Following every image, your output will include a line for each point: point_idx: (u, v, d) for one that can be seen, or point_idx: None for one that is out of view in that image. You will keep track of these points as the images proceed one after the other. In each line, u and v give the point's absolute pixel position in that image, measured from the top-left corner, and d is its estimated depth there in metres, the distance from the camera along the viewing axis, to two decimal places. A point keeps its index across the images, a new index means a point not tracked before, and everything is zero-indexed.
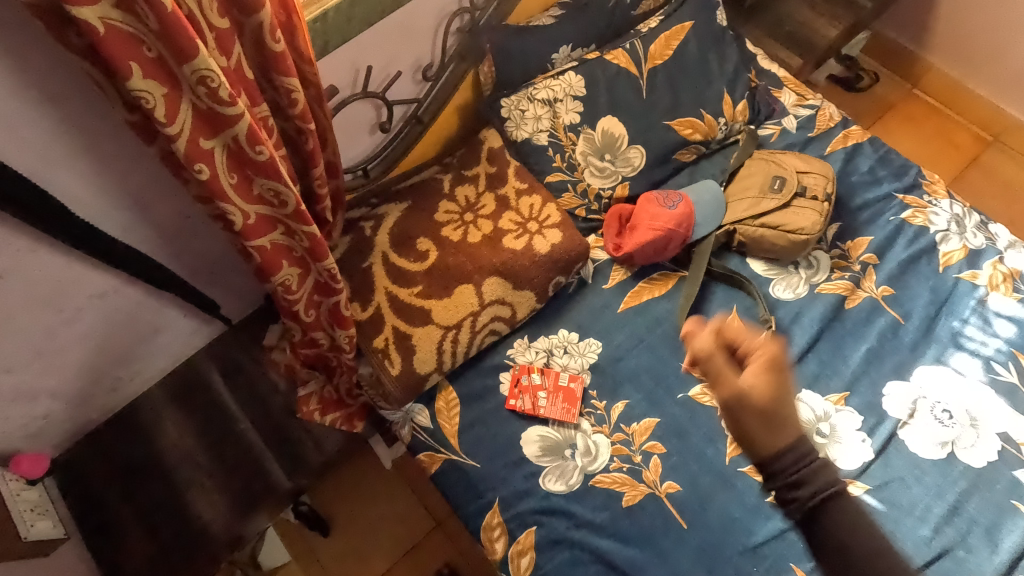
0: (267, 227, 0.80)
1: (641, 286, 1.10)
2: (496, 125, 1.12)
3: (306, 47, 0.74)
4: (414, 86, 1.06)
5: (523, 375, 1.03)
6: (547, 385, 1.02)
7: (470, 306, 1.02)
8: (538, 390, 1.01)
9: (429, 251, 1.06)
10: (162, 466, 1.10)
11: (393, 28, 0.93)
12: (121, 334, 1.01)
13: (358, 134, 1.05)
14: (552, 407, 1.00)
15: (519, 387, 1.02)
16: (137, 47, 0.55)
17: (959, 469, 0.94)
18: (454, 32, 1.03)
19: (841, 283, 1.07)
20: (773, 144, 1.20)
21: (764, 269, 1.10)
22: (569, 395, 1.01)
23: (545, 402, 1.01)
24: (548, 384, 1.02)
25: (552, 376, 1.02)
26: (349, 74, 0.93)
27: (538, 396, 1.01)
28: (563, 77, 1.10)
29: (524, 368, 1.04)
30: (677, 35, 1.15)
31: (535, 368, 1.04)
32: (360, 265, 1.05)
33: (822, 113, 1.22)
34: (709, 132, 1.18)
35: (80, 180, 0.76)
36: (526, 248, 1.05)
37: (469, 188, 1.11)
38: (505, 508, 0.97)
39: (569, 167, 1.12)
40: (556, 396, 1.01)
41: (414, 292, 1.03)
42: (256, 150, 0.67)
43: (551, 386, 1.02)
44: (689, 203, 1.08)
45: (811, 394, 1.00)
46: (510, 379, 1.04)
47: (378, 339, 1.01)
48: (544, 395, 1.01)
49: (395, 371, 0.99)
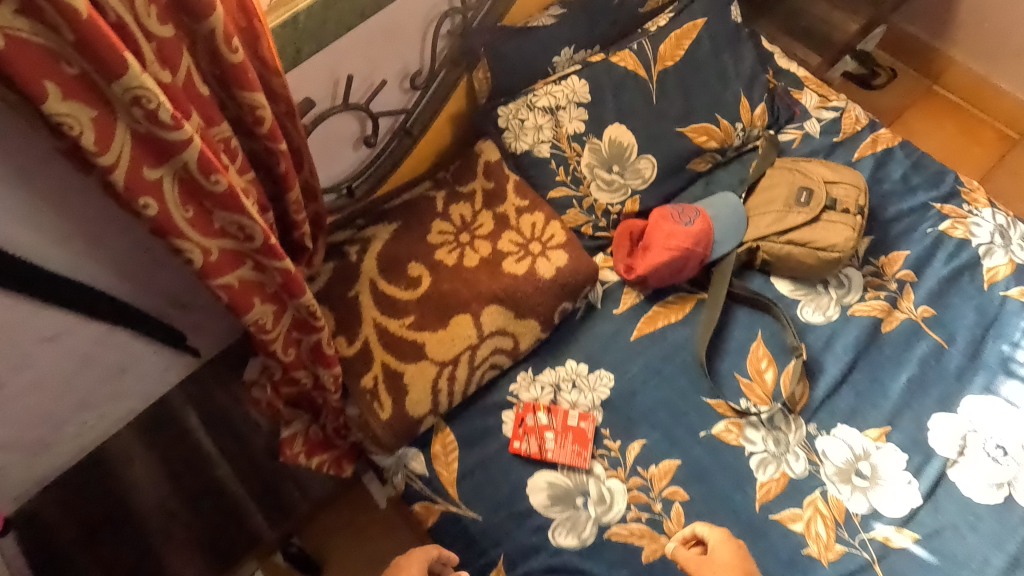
0: (234, 264, 0.70)
1: (656, 311, 1.00)
2: (493, 136, 1.02)
3: (272, 57, 0.64)
4: (401, 96, 0.95)
5: (528, 415, 0.93)
6: (555, 425, 0.92)
7: (468, 338, 0.92)
8: (545, 430, 0.92)
9: (422, 277, 0.96)
10: (133, 518, 1.02)
11: (375, 33, 0.83)
12: (81, 377, 0.91)
13: (340, 149, 0.95)
14: (561, 451, 0.90)
15: (524, 428, 0.92)
16: (53, 62, 0.46)
17: (1018, 514, 0.84)
18: (444, 35, 0.93)
19: (877, 303, 0.97)
20: (796, 150, 1.10)
21: (791, 289, 1.00)
22: (579, 436, 0.91)
23: (553, 444, 0.91)
24: (556, 424, 0.92)
25: (560, 416, 0.92)
26: (327, 85, 0.83)
27: (546, 438, 0.91)
28: (565, 82, 1.00)
29: (529, 407, 0.94)
30: (689, 33, 1.05)
31: (541, 406, 0.94)
32: (346, 294, 0.94)
33: (847, 115, 1.12)
34: (726, 138, 1.08)
35: (13, 212, 0.66)
36: (529, 272, 0.95)
37: (464, 206, 1.01)
38: (512, 565, 0.87)
39: (573, 181, 1.02)
40: (565, 438, 0.91)
41: (405, 324, 0.93)
42: (211, 179, 0.57)
43: (560, 426, 0.92)
44: (707, 219, 0.98)
45: (848, 430, 0.90)
46: (514, 418, 0.94)
47: (366, 378, 0.90)
48: (552, 436, 0.91)
49: (386, 414, 0.89)
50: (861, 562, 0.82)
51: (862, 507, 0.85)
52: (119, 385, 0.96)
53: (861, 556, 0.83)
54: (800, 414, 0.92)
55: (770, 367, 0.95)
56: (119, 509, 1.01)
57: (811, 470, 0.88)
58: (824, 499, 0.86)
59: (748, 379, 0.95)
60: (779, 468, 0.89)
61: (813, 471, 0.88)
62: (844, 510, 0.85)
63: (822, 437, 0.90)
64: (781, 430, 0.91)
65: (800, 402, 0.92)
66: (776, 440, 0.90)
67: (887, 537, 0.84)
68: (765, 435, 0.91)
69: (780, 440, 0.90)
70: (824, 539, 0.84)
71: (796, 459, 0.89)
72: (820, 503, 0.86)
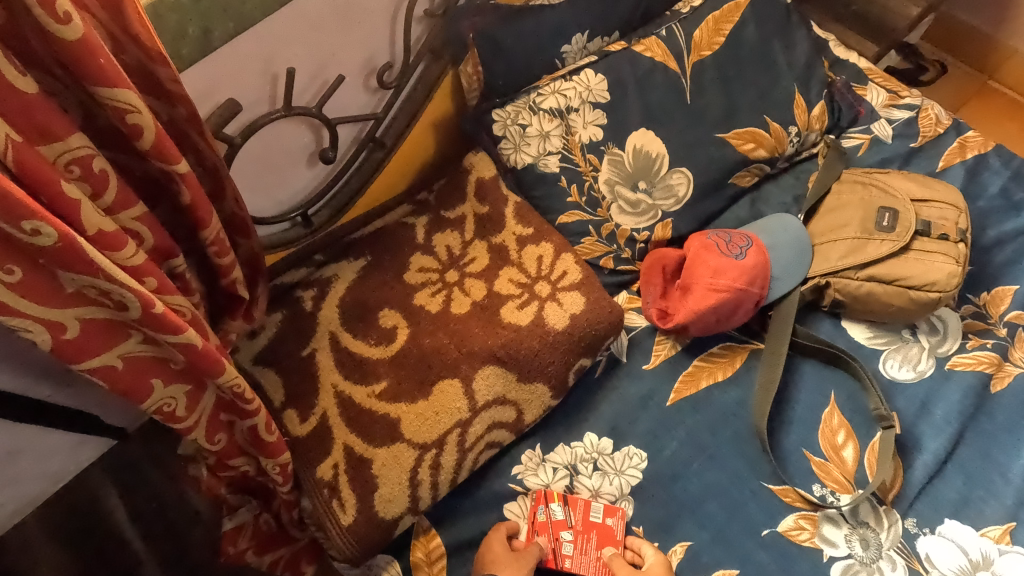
0: (111, 339, 0.48)
1: (697, 366, 0.79)
2: (487, 147, 0.81)
3: (151, 37, 0.43)
4: (367, 98, 0.74)
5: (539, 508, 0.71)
6: (575, 523, 0.70)
7: (457, 412, 0.70)
8: (563, 530, 0.69)
9: (396, 329, 0.74)
10: None
11: (325, 12, 0.62)
12: None
13: (289, 168, 0.73)
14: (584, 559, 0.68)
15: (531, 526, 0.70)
16: None
17: None
18: (421, 17, 0.72)
19: (983, 355, 0.76)
20: (862, 159, 0.89)
21: (869, 337, 0.78)
22: (606, 537, 0.69)
23: (571, 549, 0.69)
24: (576, 521, 0.70)
25: (582, 510, 0.70)
26: (260, 82, 0.61)
27: (563, 540, 0.69)
28: (577, 77, 0.79)
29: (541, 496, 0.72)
30: (730, 16, 0.84)
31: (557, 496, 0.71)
32: (299, 353, 0.73)
33: (925, 115, 0.90)
34: (778, 146, 0.86)
35: None
36: (536, 321, 0.73)
37: (453, 236, 0.80)
38: None
39: (590, 203, 0.80)
40: (588, 540, 0.69)
41: (374, 392, 0.71)
42: (28, 227, 0.35)
43: (582, 525, 0.70)
44: (761, 249, 0.77)
45: (958, 527, 0.68)
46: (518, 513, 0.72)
47: (323, 467, 0.69)
48: (571, 539, 0.69)
49: (347, 517, 0.67)
50: None
51: None
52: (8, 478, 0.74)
53: None
54: (894, 505, 0.70)
55: (849, 442, 0.73)
56: None
57: None
58: None
59: (822, 459, 0.73)
60: None
61: None
62: None
63: (926, 537, 0.68)
64: (870, 527, 0.69)
65: (892, 489, 0.70)
66: (863, 541, 0.68)
67: None
68: (848, 534, 0.69)
69: (869, 540, 0.68)
70: None
71: (893, 568, 0.67)
72: None
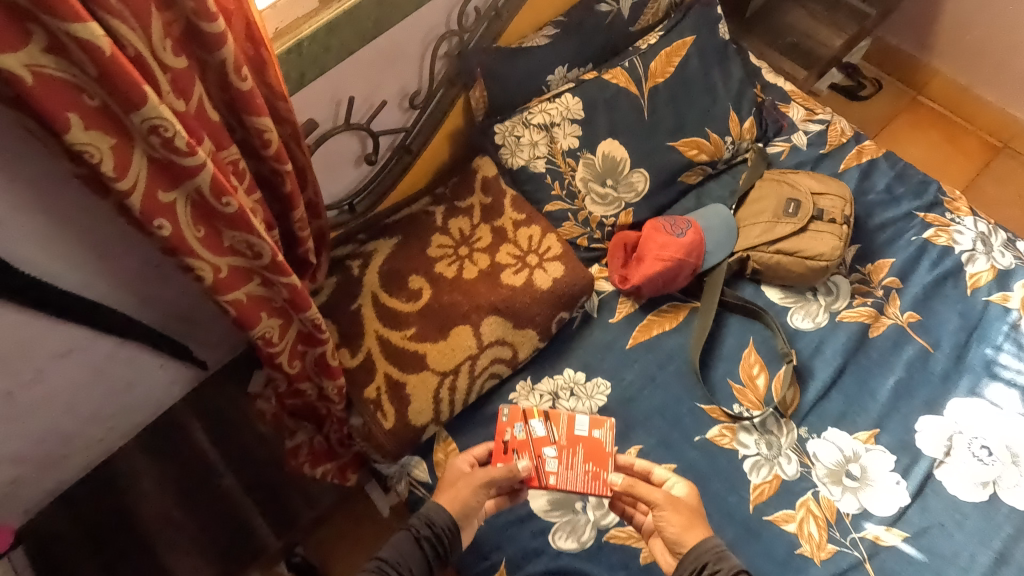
0: (242, 279, 0.72)
1: (651, 320, 1.03)
2: (490, 152, 1.05)
3: (278, 82, 0.67)
4: (401, 115, 0.99)
5: (521, 425, 0.82)
6: (558, 437, 0.81)
7: (468, 349, 0.95)
8: (547, 445, 0.81)
9: (422, 289, 0.98)
10: (141, 529, 1.02)
11: (376, 57, 0.86)
12: (93, 390, 0.93)
13: (342, 167, 0.98)
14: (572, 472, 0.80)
15: (511, 444, 0.81)
16: (76, 95, 0.48)
17: (1003, 513, 0.86)
18: (442, 57, 0.96)
19: (864, 310, 1.00)
20: (783, 163, 1.13)
21: (781, 297, 1.03)
22: (593, 452, 0.81)
23: (554, 465, 0.80)
24: (557, 436, 0.81)
25: (566, 425, 0.82)
26: (329, 107, 0.86)
27: (548, 453, 0.81)
28: (559, 100, 1.04)
29: (523, 414, 0.83)
30: (678, 51, 1.09)
31: (539, 413, 0.83)
32: (350, 307, 0.97)
33: (833, 128, 1.16)
34: (716, 151, 1.11)
35: (30, 239, 0.67)
36: (527, 283, 0.98)
37: (463, 220, 1.04)
38: (514, 569, 0.88)
39: (569, 195, 1.05)
40: (573, 453, 0.81)
41: (407, 335, 0.95)
42: (223, 202, 0.60)
43: (565, 438, 0.81)
44: (698, 230, 1.01)
45: (837, 433, 0.93)
46: (500, 430, 0.82)
47: (370, 388, 0.93)
48: (556, 452, 0.80)
49: (389, 423, 0.92)
50: (852, 560, 0.85)
51: (852, 507, 0.88)
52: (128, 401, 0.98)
53: (851, 555, 0.85)
54: (792, 418, 0.95)
55: (762, 373, 0.98)
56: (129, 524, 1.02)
57: (803, 471, 0.91)
58: (816, 500, 0.89)
59: (740, 385, 0.97)
60: (771, 471, 0.91)
61: (804, 473, 0.91)
62: (835, 511, 0.88)
63: (813, 440, 0.93)
64: (773, 433, 0.94)
65: (791, 406, 0.94)
66: (768, 443, 0.93)
67: (877, 536, 0.86)
68: (758, 438, 0.93)
69: (772, 443, 0.93)
70: (817, 538, 0.87)
71: (788, 462, 0.92)
72: (812, 504, 0.88)
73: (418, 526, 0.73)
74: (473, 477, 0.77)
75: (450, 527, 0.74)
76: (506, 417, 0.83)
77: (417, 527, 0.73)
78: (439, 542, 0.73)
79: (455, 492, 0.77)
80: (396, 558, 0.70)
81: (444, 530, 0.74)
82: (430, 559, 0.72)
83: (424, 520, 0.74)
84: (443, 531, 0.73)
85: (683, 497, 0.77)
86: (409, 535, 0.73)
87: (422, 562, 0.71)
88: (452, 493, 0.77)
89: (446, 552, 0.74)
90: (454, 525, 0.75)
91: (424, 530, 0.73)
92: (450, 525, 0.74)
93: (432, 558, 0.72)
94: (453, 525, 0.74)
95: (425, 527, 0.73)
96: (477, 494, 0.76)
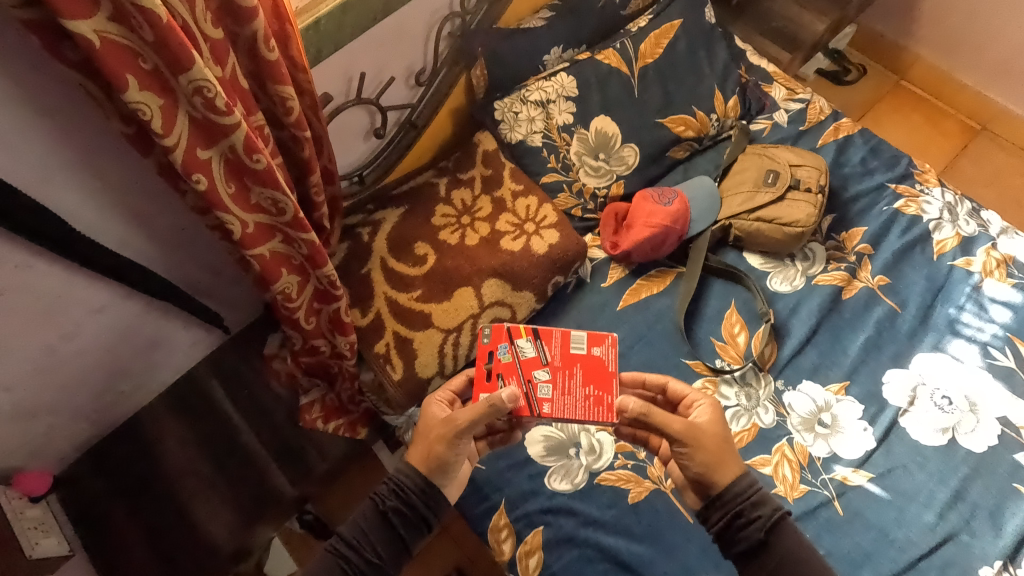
0: (266, 236, 0.79)
1: (640, 284, 1.11)
2: (490, 127, 1.12)
3: (300, 56, 0.74)
4: (407, 92, 1.06)
5: (506, 344, 0.82)
6: (549, 356, 0.82)
7: (470, 309, 1.02)
8: (537, 364, 0.81)
9: (427, 255, 1.05)
10: (166, 481, 1.07)
11: (385, 36, 0.94)
12: (121, 348, 0.97)
13: (352, 140, 1.05)
14: (568, 392, 0.79)
15: (495, 368, 0.81)
16: (132, 59, 0.55)
17: (961, 454, 0.94)
18: (446, 37, 1.03)
19: (838, 273, 1.09)
20: (766, 138, 1.24)
21: (761, 263, 1.12)
22: (590, 374, 0.80)
23: (545, 390, 0.79)
24: (546, 359, 0.81)
25: (558, 343, 0.82)
26: (342, 82, 0.93)
27: (539, 372, 0.80)
28: (554, 79, 1.11)
29: (508, 333, 0.83)
30: (666, 33, 1.16)
31: (527, 331, 0.83)
32: (360, 271, 1.04)
33: (812, 106, 1.27)
34: (702, 128, 1.19)
35: (76, 195, 0.74)
36: (524, 249, 1.05)
37: (465, 191, 1.11)
38: (512, 508, 0.95)
39: (564, 168, 1.12)
40: (567, 371, 0.81)
41: (413, 296, 1.03)
42: (253, 159, 0.67)
43: (558, 356, 0.82)
44: (684, 199, 1.10)
45: (811, 385, 1.01)
46: (484, 355, 0.82)
47: (379, 345, 1.00)
48: (548, 371, 0.80)
49: (397, 376, 0.99)
50: (822, 498, 0.92)
51: (823, 451, 0.96)
52: (154, 359, 1.05)
53: (822, 494, 0.93)
54: (769, 371, 1.02)
55: (742, 331, 1.06)
56: (155, 476, 1.07)
57: (779, 420, 0.99)
58: (790, 446, 0.96)
59: (722, 342, 1.06)
60: (750, 420, 0.99)
61: (780, 421, 0.98)
62: (808, 455, 0.95)
63: (789, 391, 1.01)
64: (752, 386, 1.01)
65: (768, 361, 1.03)
66: (747, 395, 1.01)
67: (845, 477, 0.94)
68: (737, 391, 1.01)
69: (751, 395, 1.01)
70: (790, 479, 0.94)
71: (765, 412, 0.99)
72: (786, 449, 0.96)
73: (383, 497, 0.73)
74: (445, 428, 0.73)
75: (419, 493, 0.73)
76: (489, 336, 0.83)
77: (382, 498, 0.73)
78: (406, 512, 0.72)
79: (425, 445, 0.74)
80: (358, 533, 0.71)
81: (411, 498, 0.73)
82: (397, 529, 0.72)
83: (390, 489, 0.73)
84: (409, 500, 0.72)
85: (704, 421, 0.77)
86: (376, 505, 0.73)
87: (386, 535, 0.71)
88: (425, 448, 0.74)
89: (419, 518, 0.73)
90: (424, 488, 0.73)
91: (389, 501, 0.72)
92: (417, 492, 0.73)
93: (400, 526, 0.72)
94: (422, 490, 0.73)
95: (391, 497, 0.73)
96: (447, 449, 0.72)
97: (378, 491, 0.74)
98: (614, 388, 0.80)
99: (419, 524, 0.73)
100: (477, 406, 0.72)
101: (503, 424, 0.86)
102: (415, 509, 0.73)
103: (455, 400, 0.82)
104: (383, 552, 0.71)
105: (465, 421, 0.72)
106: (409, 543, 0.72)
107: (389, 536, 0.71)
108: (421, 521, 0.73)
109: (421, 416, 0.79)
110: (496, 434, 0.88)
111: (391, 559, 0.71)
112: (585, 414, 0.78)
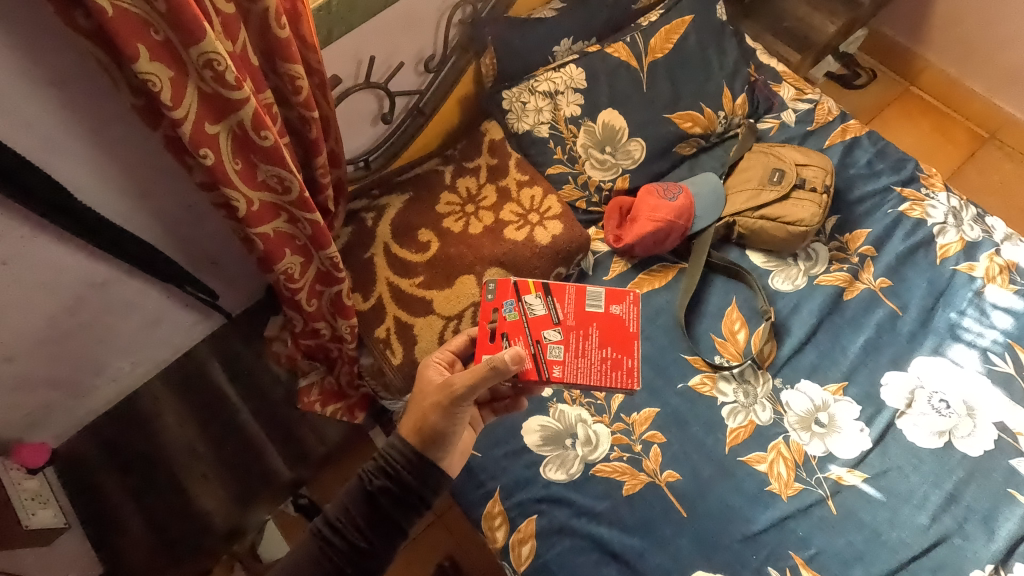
0: (272, 214, 0.79)
1: (641, 278, 1.12)
2: (497, 117, 1.12)
3: (311, 35, 0.74)
4: (416, 78, 1.06)
5: (513, 300, 0.80)
6: (561, 315, 0.80)
7: (471, 296, 1.01)
8: (548, 323, 0.79)
9: (430, 242, 1.04)
10: (162, 459, 1.07)
11: (397, 19, 0.94)
12: (123, 324, 0.96)
13: (360, 124, 1.06)
14: (582, 353, 0.78)
15: (499, 328, 0.78)
16: (144, 29, 0.56)
17: (956, 458, 0.94)
18: (457, 23, 1.04)
19: (840, 274, 1.10)
20: (772, 137, 1.25)
21: (763, 261, 1.13)
22: (607, 336, 0.79)
23: (558, 356, 0.77)
24: (557, 320, 0.79)
25: (571, 301, 0.81)
26: (352, 64, 0.93)
27: (549, 333, 0.78)
28: (563, 70, 1.11)
29: (515, 289, 0.81)
30: (677, 29, 1.17)
31: (536, 288, 0.81)
32: (362, 256, 1.03)
33: (820, 107, 1.28)
34: (709, 125, 1.20)
35: (83, 164, 0.74)
36: (528, 239, 1.04)
37: (470, 180, 1.10)
38: (507, 495, 0.95)
39: (569, 160, 1.12)
40: (581, 331, 0.79)
41: (415, 282, 1.02)
42: (261, 135, 0.68)
43: (571, 315, 0.80)
44: (688, 195, 1.11)
45: (809, 384, 1.01)
46: (484, 312, 0.80)
47: (380, 329, 1.00)
48: (559, 331, 0.78)
49: (397, 361, 0.99)
50: (816, 497, 0.92)
51: (819, 450, 0.96)
52: (155, 337, 1.04)
53: (816, 492, 0.93)
54: (768, 369, 1.03)
55: (742, 329, 1.06)
56: (152, 454, 1.07)
57: (776, 418, 0.99)
58: (786, 443, 0.96)
59: (722, 339, 1.06)
60: (747, 416, 0.99)
61: (777, 419, 0.98)
62: (803, 453, 0.95)
63: (786, 390, 1.01)
64: (750, 382, 1.01)
65: (767, 359, 1.03)
66: (745, 392, 1.01)
67: (839, 476, 0.94)
68: (735, 387, 1.01)
69: (749, 392, 1.01)
70: (785, 477, 0.94)
71: (763, 409, 0.99)
72: (783, 447, 0.96)
73: (370, 475, 0.68)
74: (440, 395, 0.69)
75: (409, 468, 0.68)
76: (493, 292, 0.81)
77: (369, 476, 0.68)
78: (395, 489, 0.68)
79: (419, 414, 0.70)
80: (342, 513, 0.67)
81: (400, 475, 0.68)
82: (384, 510, 0.67)
83: (378, 466, 0.69)
84: (398, 477, 0.68)
85: None
86: (362, 484, 0.68)
87: (373, 515, 0.67)
88: (419, 409, 0.70)
89: (411, 495, 0.68)
90: (415, 463, 0.68)
91: (376, 480, 0.68)
92: (406, 468, 0.68)
93: (388, 505, 0.67)
94: (413, 466, 0.68)
95: (378, 475, 0.68)
96: (443, 418, 0.68)
97: (365, 468, 0.69)
98: (634, 350, 0.79)
99: (412, 501, 0.68)
100: (476, 369, 0.67)
101: (506, 388, 0.84)
102: (406, 487, 0.68)
103: (454, 361, 0.81)
104: (371, 533, 0.67)
105: (463, 386, 0.67)
106: (401, 522, 0.68)
107: (378, 517, 0.67)
108: (413, 498, 0.68)
109: (417, 379, 0.77)
110: (500, 400, 0.87)
111: (380, 539, 0.67)
112: (600, 377, 0.77)
